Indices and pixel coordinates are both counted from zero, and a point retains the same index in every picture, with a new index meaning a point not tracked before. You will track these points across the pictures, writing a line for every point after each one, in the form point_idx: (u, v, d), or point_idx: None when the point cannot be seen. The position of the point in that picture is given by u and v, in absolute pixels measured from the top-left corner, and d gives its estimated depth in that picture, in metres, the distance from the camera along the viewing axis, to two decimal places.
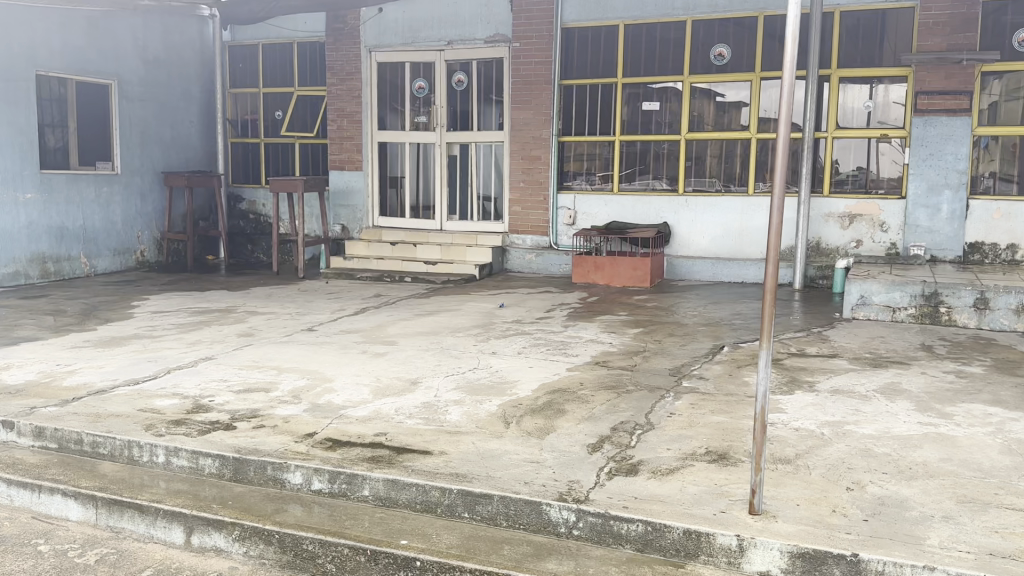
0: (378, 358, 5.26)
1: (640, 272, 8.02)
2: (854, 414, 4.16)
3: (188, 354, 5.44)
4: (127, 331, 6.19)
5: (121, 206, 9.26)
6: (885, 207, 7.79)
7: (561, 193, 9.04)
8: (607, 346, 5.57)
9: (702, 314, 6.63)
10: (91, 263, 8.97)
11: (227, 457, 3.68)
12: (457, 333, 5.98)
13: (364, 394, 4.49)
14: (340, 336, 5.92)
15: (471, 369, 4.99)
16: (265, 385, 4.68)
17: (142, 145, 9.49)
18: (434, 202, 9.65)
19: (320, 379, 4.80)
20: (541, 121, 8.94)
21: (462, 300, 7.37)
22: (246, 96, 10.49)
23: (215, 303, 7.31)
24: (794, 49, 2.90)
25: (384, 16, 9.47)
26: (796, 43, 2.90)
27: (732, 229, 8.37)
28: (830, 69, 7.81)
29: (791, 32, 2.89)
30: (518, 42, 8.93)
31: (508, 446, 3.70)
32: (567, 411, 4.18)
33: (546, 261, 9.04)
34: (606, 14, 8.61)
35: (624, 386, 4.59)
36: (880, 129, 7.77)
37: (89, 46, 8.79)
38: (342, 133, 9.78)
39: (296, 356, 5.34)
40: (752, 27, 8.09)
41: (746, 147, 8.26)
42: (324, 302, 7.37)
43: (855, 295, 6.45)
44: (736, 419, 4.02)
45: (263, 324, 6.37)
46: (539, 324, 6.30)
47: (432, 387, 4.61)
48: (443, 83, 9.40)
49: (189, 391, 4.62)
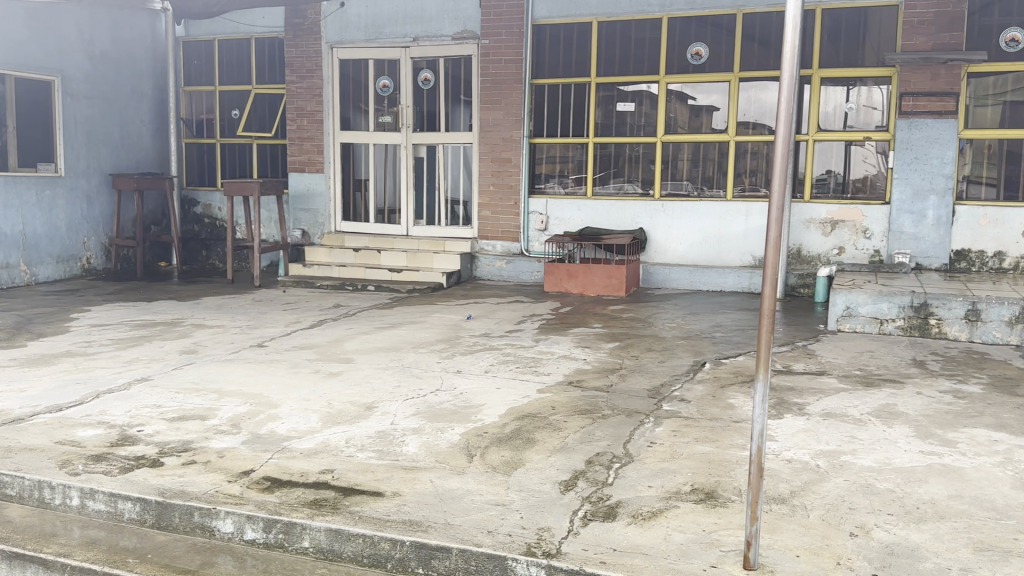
0: (331, 379, 4.82)
1: (615, 280, 7.65)
2: (850, 442, 3.81)
3: (122, 375, 4.94)
4: (59, 348, 5.67)
5: (65, 210, 8.70)
6: (869, 213, 7.49)
7: (533, 198, 8.64)
8: (581, 363, 5.17)
9: (681, 326, 6.27)
10: (32, 271, 8.40)
11: (150, 501, 3.22)
12: (419, 349, 5.55)
13: (312, 423, 4.05)
14: (292, 353, 5.47)
15: (433, 391, 4.57)
16: (202, 412, 4.22)
17: (88, 146, 8.94)
18: (399, 206, 9.21)
19: (264, 404, 4.34)
20: (511, 122, 8.54)
21: (428, 312, 6.94)
22: (200, 95, 9.97)
23: (161, 315, 6.81)
24: (795, 39, 2.51)
25: (346, 11, 9.03)
26: (798, 33, 2.51)
27: (709, 234, 8.03)
28: (812, 69, 7.50)
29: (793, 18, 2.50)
30: (487, 39, 8.53)
31: (469, 485, 3.28)
32: (537, 441, 3.77)
33: (517, 268, 8.65)
34: (579, 10, 8.23)
35: (600, 410, 4.20)
36: (864, 131, 7.46)
37: (30, 40, 8.24)
38: (302, 134, 9.30)
39: (241, 376, 4.88)
40: (730, 26, 7.77)
41: (724, 150, 7.92)
42: (279, 314, 6.90)
43: (841, 306, 6.13)
44: (723, 450, 3.64)
45: (210, 339, 5.88)
46: (507, 338, 5.89)
47: (388, 413, 4.18)
48: (408, 81, 8.97)
49: (117, 420, 4.14)
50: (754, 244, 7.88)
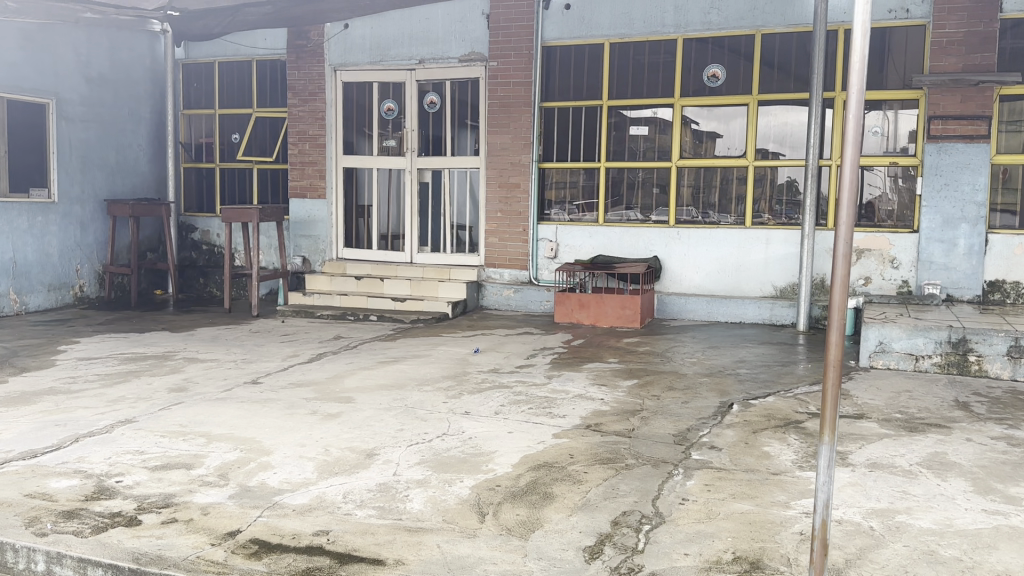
0: (330, 421, 4.46)
1: (630, 311, 7.29)
2: (903, 499, 3.47)
3: (104, 416, 4.57)
4: (40, 385, 5.30)
5: (58, 237, 8.40)
6: (896, 241, 7.16)
7: (541, 225, 8.32)
8: (598, 403, 4.80)
9: (702, 361, 5.92)
10: (22, 300, 8.07)
11: (122, 568, 2.85)
12: (424, 387, 5.19)
13: (308, 473, 3.68)
14: (288, 390, 5.11)
15: (439, 436, 4.20)
16: (188, 460, 3.86)
17: (82, 171, 8.65)
18: (403, 231, 8.90)
19: (256, 451, 3.98)
20: (520, 145, 8.23)
21: (433, 345, 6.59)
22: (200, 118, 9.70)
23: (152, 348, 6.45)
24: (863, 60, 2.26)
25: (350, 33, 8.77)
26: (865, 53, 2.26)
27: (727, 263, 7.68)
28: (835, 91, 7.25)
29: (860, 39, 2.26)
30: (495, 61, 8.25)
31: (482, 552, 2.91)
32: (556, 496, 3.40)
33: (525, 297, 8.29)
34: (590, 31, 7.95)
35: (622, 460, 3.82)
36: (888, 156, 7.15)
37: (25, 62, 7.97)
38: (304, 158, 9.01)
39: (232, 418, 4.51)
40: (749, 46, 7.48)
41: (743, 175, 7.59)
42: (276, 346, 6.55)
43: (874, 341, 5.79)
44: (764, 509, 3.29)
45: (201, 375, 5.53)
46: (518, 374, 5.54)
47: (390, 462, 3.81)
48: (413, 104, 8.70)
49: (94, 469, 3.77)
50: (775, 274, 7.52)
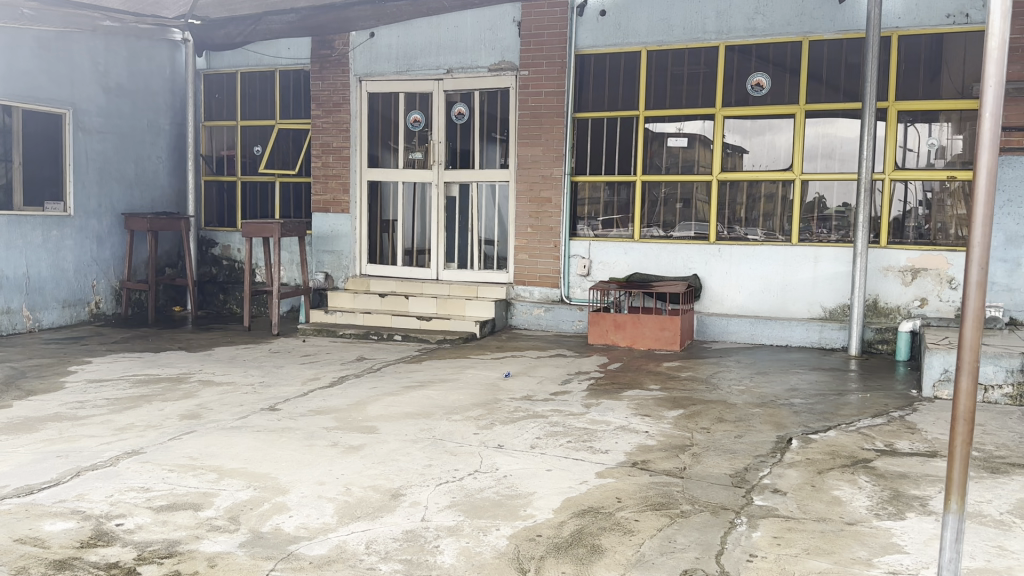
0: (351, 455, 4.09)
1: (669, 332, 6.87)
2: (1001, 556, 3.04)
3: (110, 447, 4.24)
4: (46, 410, 4.99)
5: (73, 251, 8.15)
6: (955, 260, 6.72)
7: (574, 241, 7.95)
8: (643, 436, 4.39)
9: (751, 389, 5.49)
10: (35, 317, 7.82)
11: None
12: (453, 416, 4.80)
13: (327, 517, 3.32)
14: (308, 419, 4.75)
15: (471, 474, 3.81)
16: (196, 501, 3.51)
17: (99, 184, 8.42)
18: (429, 246, 8.56)
19: (271, 490, 3.62)
20: (552, 158, 7.87)
21: (461, 368, 6.21)
22: (221, 130, 9.45)
23: (167, 370, 6.13)
24: (1002, 50, 1.95)
25: (376, 42, 8.48)
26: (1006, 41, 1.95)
27: (772, 283, 7.25)
28: (887, 101, 6.84)
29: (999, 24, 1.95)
30: (526, 71, 7.92)
31: None
32: (605, 550, 3.01)
33: (557, 317, 7.90)
34: (627, 38, 7.59)
35: (677, 505, 3.42)
36: (946, 171, 6.75)
37: (39, 70, 7.75)
38: (327, 171, 8.73)
39: (247, 450, 4.16)
40: (796, 53, 7.09)
41: (789, 189, 7.18)
42: (296, 368, 6.20)
43: (939, 369, 5.37)
44: (845, 568, 2.88)
45: (216, 401, 5.19)
46: (553, 402, 5.14)
47: (418, 504, 3.44)
48: (441, 116, 8.38)
49: (94, 509, 3.43)
50: (824, 294, 7.08)
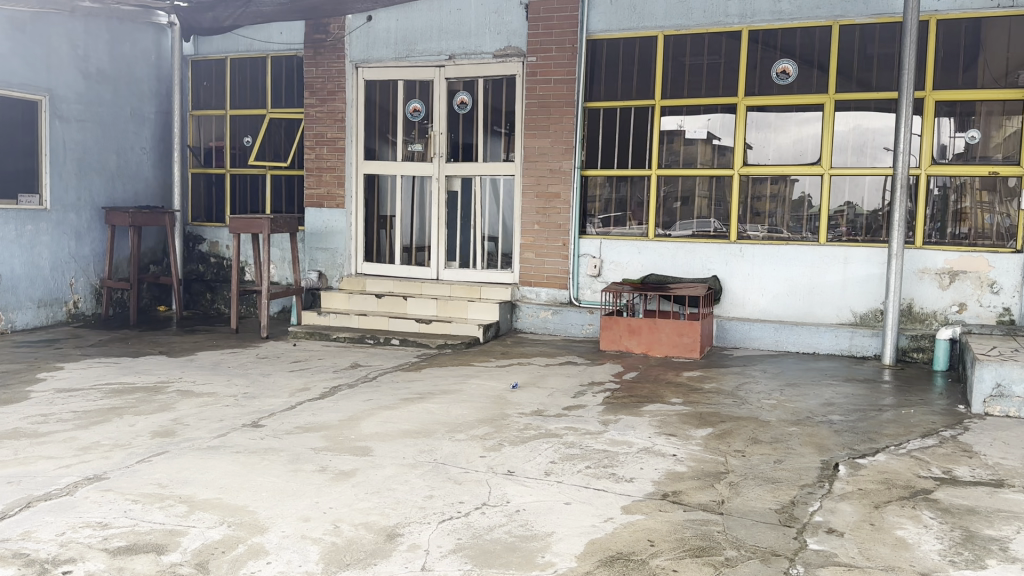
0: (343, 483, 3.59)
1: (688, 339, 6.38)
2: None
3: (69, 472, 3.74)
4: (4, 426, 4.48)
5: (49, 248, 7.65)
6: (997, 263, 6.24)
7: (584, 239, 7.45)
8: (671, 461, 3.90)
9: (783, 404, 5.01)
10: (8, 318, 7.33)
11: None
12: (457, 435, 4.31)
13: (310, 565, 2.82)
14: (294, 438, 4.25)
15: (478, 509, 3.31)
16: (160, 541, 3.01)
17: (78, 176, 7.91)
18: (428, 243, 8.06)
19: (248, 528, 3.13)
20: (561, 150, 7.38)
21: (465, 377, 5.71)
22: (210, 120, 8.94)
23: (143, 378, 5.61)
24: None
25: (373, 26, 7.97)
26: None
27: (798, 285, 6.76)
28: (924, 91, 6.34)
29: None
30: (534, 56, 7.43)
31: None
32: None
33: (565, 320, 7.40)
34: (643, 22, 7.09)
35: (720, 552, 2.93)
36: (988, 165, 6.24)
37: (13, 53, 7.22)
38: (321, 163, 8.23)
39: (224, 477, 3.66)
40: (825, 38, 6.58)
41: (816, 185, 6.67)
42: (285, 377, 5.70)
43: (990, 383, 4.90)
44: None
45: (194, 415, 4.69)
46: (568, 419, 4.65)
47: (418, 548, 2.94)
48: (442, 106, 7.88)
49: (39, 553, 2.93)
50: (854, 298, 6.59)
